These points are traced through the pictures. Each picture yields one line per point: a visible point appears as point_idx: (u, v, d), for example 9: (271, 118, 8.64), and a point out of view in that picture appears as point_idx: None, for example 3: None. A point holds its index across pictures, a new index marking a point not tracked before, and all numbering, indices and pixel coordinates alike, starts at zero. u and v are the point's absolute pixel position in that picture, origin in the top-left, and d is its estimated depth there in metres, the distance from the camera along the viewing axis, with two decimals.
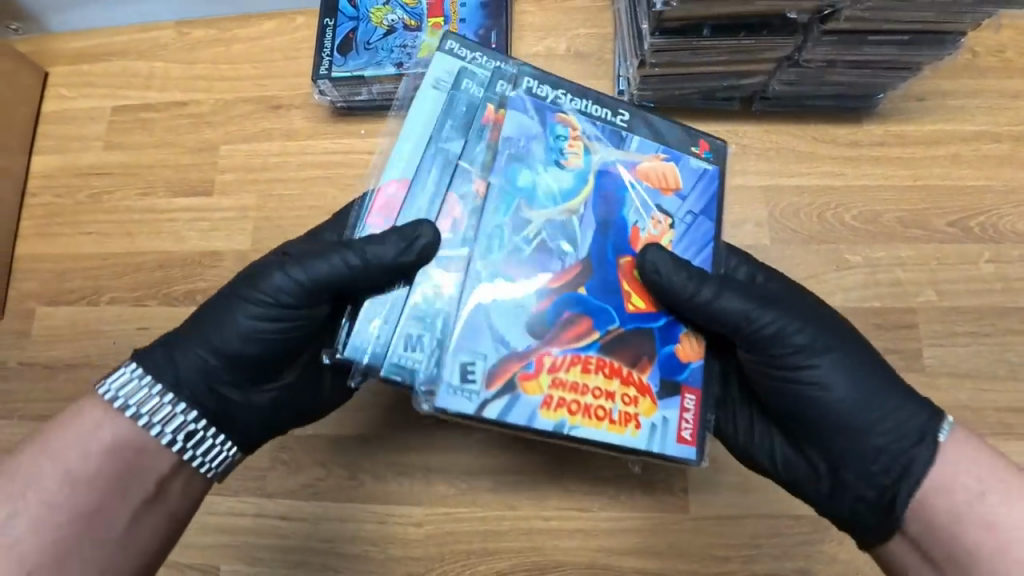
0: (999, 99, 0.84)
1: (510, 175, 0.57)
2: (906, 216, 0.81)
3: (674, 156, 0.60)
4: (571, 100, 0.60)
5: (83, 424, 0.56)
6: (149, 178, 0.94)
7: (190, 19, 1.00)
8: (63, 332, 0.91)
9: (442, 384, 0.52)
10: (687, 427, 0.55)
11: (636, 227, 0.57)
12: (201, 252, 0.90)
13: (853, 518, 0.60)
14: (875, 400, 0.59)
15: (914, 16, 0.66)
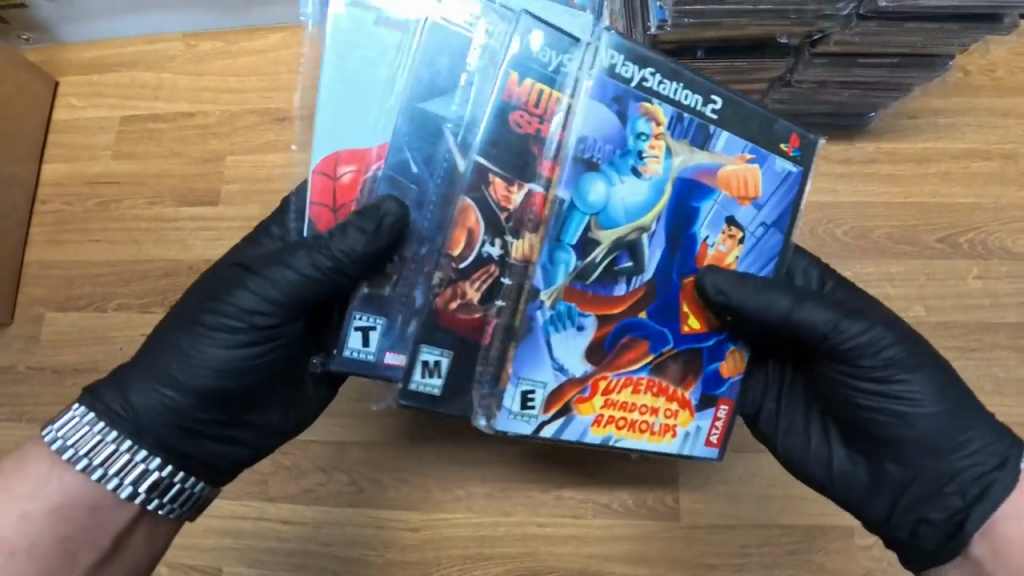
0: (989, 117, 0.86)
1: (581, 188, 0.51)
2: (896, 232, 0.82)
3: (760, 155, 0.54)
4: (660, 82, 0.52)
5: (30, 484, 0.54)
6: (156, 187, 0.96)
7: (197, 31, 1.02)
8: (71, 337, 0.93)
9: (503, 410, 0.53)
10: (717, 431, 0.57)
11: (704, 242, 0.54)
12: (206, 260, 0.92)
13: (910, 541, 0.59)
14: (960, 428, 0.58)
15: (901, 43, 0.68)
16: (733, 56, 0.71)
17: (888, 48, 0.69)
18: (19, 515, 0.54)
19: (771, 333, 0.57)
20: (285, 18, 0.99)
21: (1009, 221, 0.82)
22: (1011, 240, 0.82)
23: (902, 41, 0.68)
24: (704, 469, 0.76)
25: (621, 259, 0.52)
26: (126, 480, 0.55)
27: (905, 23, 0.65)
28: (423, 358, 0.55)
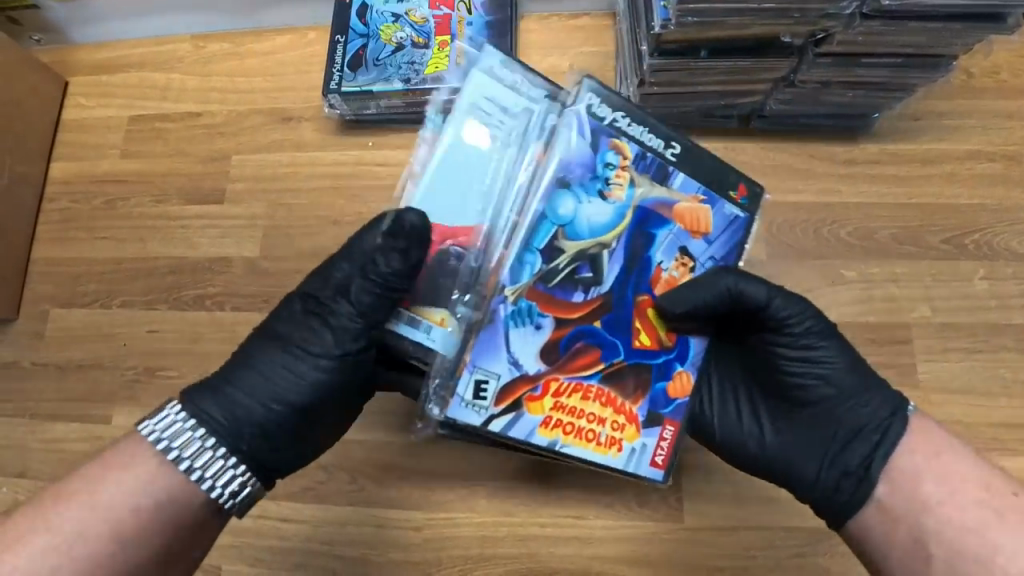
0: (994, 119, 0.86)
1: (554, 202, 0.59)
2: (901, 234, 0.82)
3: (711, 198, 0.61)
4: (627, 124, 0.62)
5: (137, 477, 0.56)
6: (163, 186, 0.97)
7: (206, 33, 1.04)
8: (76, 334, 0.93)
9: (455, 398, 0.58)
10: (662, 454, 0.59)
11: (659, 267, 0.60)
12: (212, 258, 0.92)
13: (831, 497, 0.61)
14: (861, 385, 0.63)
15: (904, 42, 0.68)
16: (738, 56, 0.71)
17: (892, 47, 0.69)
18: (125, 504, 0.55)
19: (720, 312, 0.61)
20: (292, 20, 1.00)
21: (1015, 223, 0.82)
22: (1017, 241, 0.81)
23: (905, 42, 0.68)
24: (707, 470, 0.76)
25: (581, 270, 0.59)
26: (212, 477, 0.58)
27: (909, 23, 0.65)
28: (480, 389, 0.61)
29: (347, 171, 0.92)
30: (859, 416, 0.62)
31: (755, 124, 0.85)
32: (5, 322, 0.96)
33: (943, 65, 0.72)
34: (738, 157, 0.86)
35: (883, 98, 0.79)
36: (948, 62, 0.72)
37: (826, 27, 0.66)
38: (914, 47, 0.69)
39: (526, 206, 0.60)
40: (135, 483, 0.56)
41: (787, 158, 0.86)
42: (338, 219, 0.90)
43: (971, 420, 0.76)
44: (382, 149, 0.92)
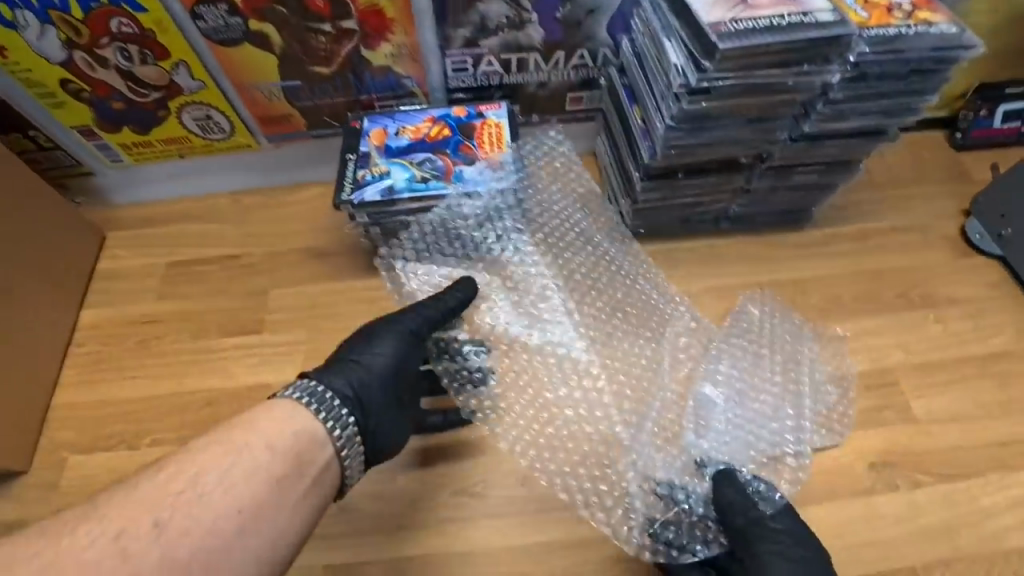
0: (903, 200, 1.08)
1: (391, 121, 0.95)
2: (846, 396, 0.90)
3: (398, 118, 0.96)
4: (357, 159, 0.92)
5: (276, 415, 0.66)
6: (202, 323, 1.03)
7: (243, 190, 1.16)
8: (104, 476, 0.92)
9: (472, 92, 0.99)
10: (492, 130, 0.94)
11: (432, 115, 0.96)
12: (251, 385, 0.97)
13: (831, 95, 0.79)
14: (787, 49, 0.72)
15: (626, 430, 0.89)
16: (711, 174, 0.91)
17: (665, 467, 0.86)
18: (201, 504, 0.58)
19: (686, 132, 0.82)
20: (322, 175, 1.15)
21: (946, 277, 1.00)
22: (954, 290, 0.98)
23: (580, 377, 0.93)
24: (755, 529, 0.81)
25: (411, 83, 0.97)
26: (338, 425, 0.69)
27: (640, 473, 0.85)
28: (455, 91, 0.99)
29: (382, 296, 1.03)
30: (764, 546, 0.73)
31: (724, 227, 1.06)
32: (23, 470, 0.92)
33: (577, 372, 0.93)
34: (714, 251, 1.05)
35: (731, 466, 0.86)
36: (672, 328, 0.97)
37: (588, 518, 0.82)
38: (643, 434, 0.89)
39: (402, 122, 0.95)
40: (271, 440, 0.64)
41: (750, 246, 1.05)
42: None
43: (967, 446, 0.86)
44: None
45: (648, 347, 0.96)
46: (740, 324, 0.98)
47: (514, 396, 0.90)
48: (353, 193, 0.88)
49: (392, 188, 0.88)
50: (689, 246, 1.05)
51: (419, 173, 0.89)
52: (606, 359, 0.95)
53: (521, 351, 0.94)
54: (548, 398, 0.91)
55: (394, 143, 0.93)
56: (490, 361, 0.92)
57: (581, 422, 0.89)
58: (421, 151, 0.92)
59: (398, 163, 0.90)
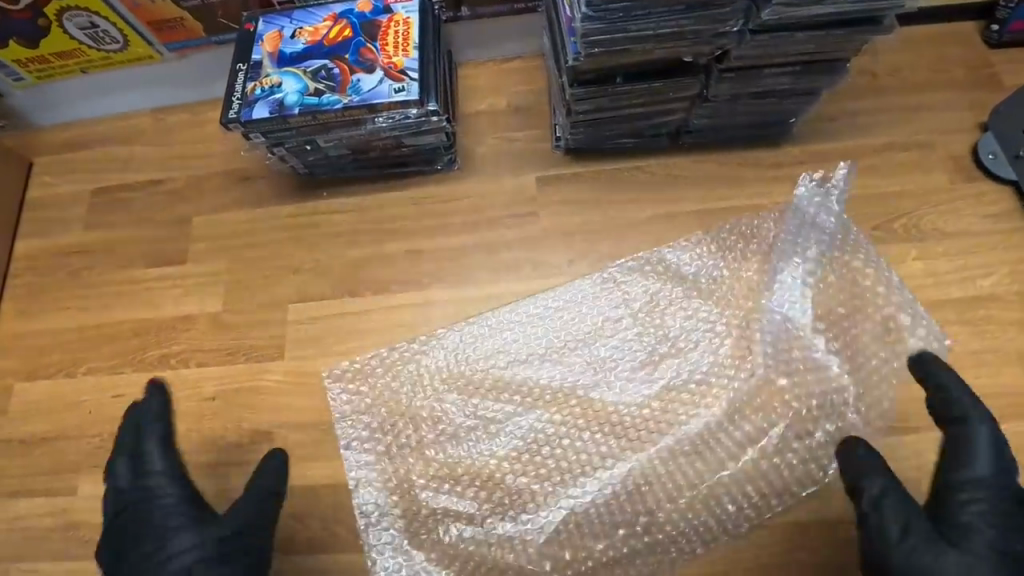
0: (902, 112, 0.92)
1: (287, 21, 0.84)
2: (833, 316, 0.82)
3: (295, 18, 0.84)
4: (248, 68, 0.81)
5: None
6: (127, 253, 0.99)
7: (164, 106, 1.07)
8: (40, 407, 0.91)
9: None
10: (397, 28, 0.81)
11: (332, 13, 0.83)
12: (175, 317, 0.93)
13: None
14: None
15: (621, 462, 0.81)
16: (654, 79, 0.77)
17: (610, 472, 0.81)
18: None
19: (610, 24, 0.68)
20: None
21: (940, 206, 0.86)
22: (944, 221, 0.85)
23: (477, 404, 0.84)
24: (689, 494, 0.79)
25: None
26: None
27: (672, 506, 0.78)
28: None
29: (303, 222, 0.96)
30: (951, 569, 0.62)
31: (683, 143, 0.92)
32: None
33: (449, 372, 0.86)
34: (671, 171, 0.92)
35: (743, 479, 0.78)
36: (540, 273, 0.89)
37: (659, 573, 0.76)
38: (641, 466, 0.80)
39: (299, 20, 0.83)
40: None
41: (715, 168, 0.91)
42: (298, 268, 0.93)
43: (926, 396, 0.77)
44: (337, 197, 0.97)
45: (519, 317, 0.87)
46: (693, 257, 0.87)
47: (439, 445, 0.83)
48: (241, 108, 0.79)
49: (283, 102, 0.79)
50: (641, 166, 0.92)
51: (313, 84, 0.79)
52: (482, 345, 0.86)
53: (420, 396, 0.86)
54: (482, 451, 0.83)
55: (289, 48, 0.82)
56: (422, 466, 0.83)
57: (539, 466, 0.81)
58: (317, 57, 0.80)
59: (291, 73, 0.80)
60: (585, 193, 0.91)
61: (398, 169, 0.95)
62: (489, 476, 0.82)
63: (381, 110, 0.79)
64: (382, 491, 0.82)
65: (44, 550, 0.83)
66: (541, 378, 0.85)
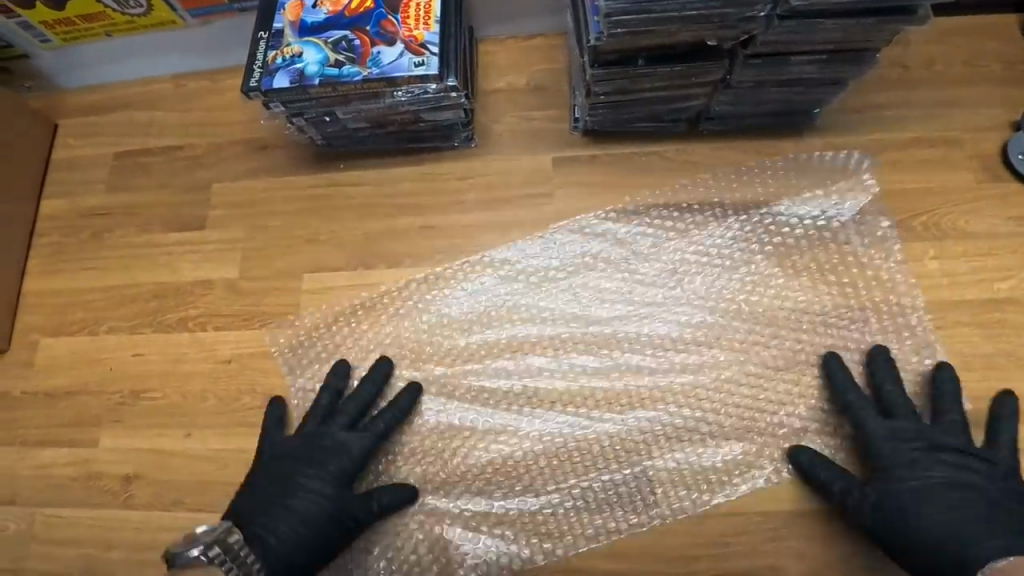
0: (931, 106, 0.90)
1: None
2: (828, 288, 0.84)
3: None
4: (270, 36, 0.81)
5: None
6: (148, 217, 1.01)
7: (185, 72, 1.08)
8: (64, 362, 0.94)
9: None
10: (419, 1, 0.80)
11: None
12: (193, 282, 0.95)
13: None
14: None
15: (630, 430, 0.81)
16: (678, 62, 0.76)
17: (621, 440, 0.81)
18: None
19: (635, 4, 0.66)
20: None
21: (963, 205, 0.85)
22: (964, 221, 0.84)
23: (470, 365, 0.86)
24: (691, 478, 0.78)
25: None
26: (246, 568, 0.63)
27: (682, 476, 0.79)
28: None
29: (319, 193, 0.97)
30: (946, 521, 0.66)
31: (702, 129, 0.91)
32: None
33: (441, 337, 0.88)
34: (688, 158, 0.91)
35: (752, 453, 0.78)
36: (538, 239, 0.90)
37: (656, 522, 0.77)
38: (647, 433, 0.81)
39: None
40: None
41: (735, 156, 0.90)
42: (312, 239, 0.94)
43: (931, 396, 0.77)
44: (354, 170, 0.97)
45: (520, 290, 0.89)
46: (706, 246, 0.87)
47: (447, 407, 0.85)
48: (262, 77, 0.79)
49: (303, 72, 0.79)
50: (658, 151, 0.91)
51: (334, 55, 0.79)
52: (487, 313, 0.88)
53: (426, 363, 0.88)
54: (473, 416, 0.84)
55: (311, 17, 0.81)
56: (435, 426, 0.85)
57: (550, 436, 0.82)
58: (338, 28, 0.80)
59: (315, 45, 0.80)
60: (600, 177, 0.91)
61: (416, 144, 0.95)
62: (483, 433, 0.83)
63: (401, 84, 0.79)
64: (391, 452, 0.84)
65: (68, 497, 0.87)
66: (531, 343, 0.86)
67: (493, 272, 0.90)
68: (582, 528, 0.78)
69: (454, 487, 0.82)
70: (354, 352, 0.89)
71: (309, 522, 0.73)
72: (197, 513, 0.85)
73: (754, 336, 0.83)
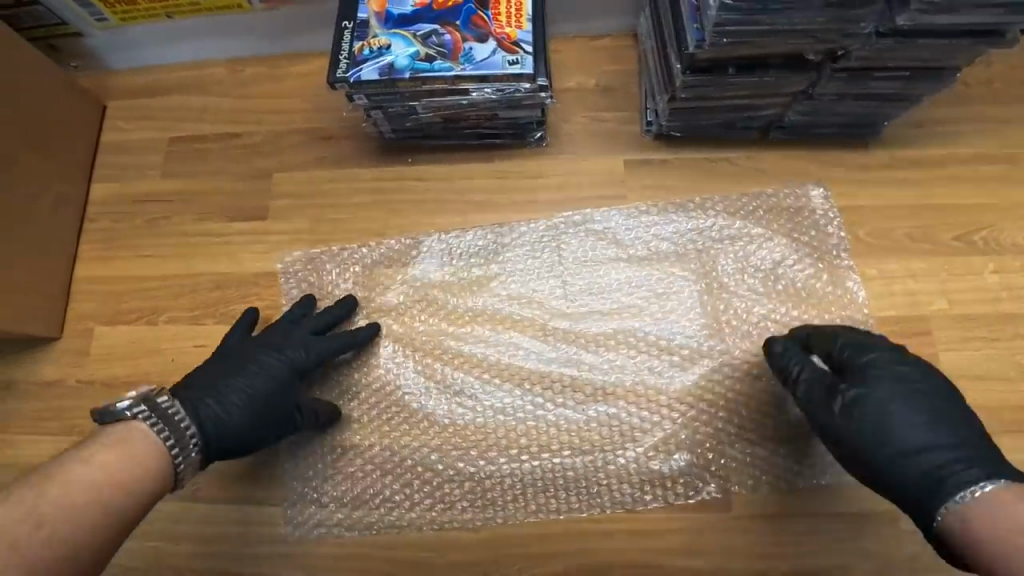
0: (991, 124, 0.93)
1: None
2: (849, 298, 0.84)
3: None
4: (356, 26, 0.80)
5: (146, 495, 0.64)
6: (206, 205, 0.98)
7: (242, 57, 1.05)
8: (121, 351, 0.92)
9: None
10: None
11: None
12: (256, 272, 0.94)
13: None
14: None
15: (664, 423, 0.81)
16: (768, 72, 0.77)
17: (660, 430, 0.81)
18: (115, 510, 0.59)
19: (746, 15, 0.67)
20: (327, 46, 1.03)
21: (1021, 220, 0.88)
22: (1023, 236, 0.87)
23: (492, 342, 0.87)
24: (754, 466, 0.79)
25: None
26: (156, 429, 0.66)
27: (726, 464, 0.79)
28: None
29: (386, 186, 0.96)
30: (926, 460, 0.63)
31: (772, 138, 0.92)
32: (48, 341, 0.93)
33: (479, 326, 0.88)
34: (758, 165, 0.92)
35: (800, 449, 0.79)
36: (569, 212, 0.91)
37: (653, 504, 0.79)
38: (688, 424, 0.81)
39: None
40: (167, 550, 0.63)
41: (803, 165, 0.92)
42: (379, 233, 0.93)
43: (992, 404, 0.80)
44: (422, 164, 0.96)
45: (560, 280, 0.89)
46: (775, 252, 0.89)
47: (477, 392, 0.86)
48: (349, 68, 0.78)
49: (392, 65, 0.78)
50: (728, 157, 0.93)
51: (423, 50, 0.78)
52: (525, 304, 0.88)
53: (462, 345, 0.88)
54: (485, 397, 0.85)
55: (398, 9, 0.80)
56: (470, 413, 0.85)
57: (586, 431, 0.82)
58: (427, 21, 0.79)
59: (402, 39, 0.79)
60: (672, 180, 0.92)
61: (487, 141, 0.94)
62: (496, 417, 0.84)
63: (492, 81, 0.78)
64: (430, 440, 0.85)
65: None
66: (560, 328, 0.86)
67: (557, 265, 0.89)
68: (597, 503, 0.80)
69: (456, 450, 0.84)
70: (385, 331, 0.89)
71: (255, 404, 0.76)
72: (267, 507, 0.84)
73: (798, 330, 0.84)
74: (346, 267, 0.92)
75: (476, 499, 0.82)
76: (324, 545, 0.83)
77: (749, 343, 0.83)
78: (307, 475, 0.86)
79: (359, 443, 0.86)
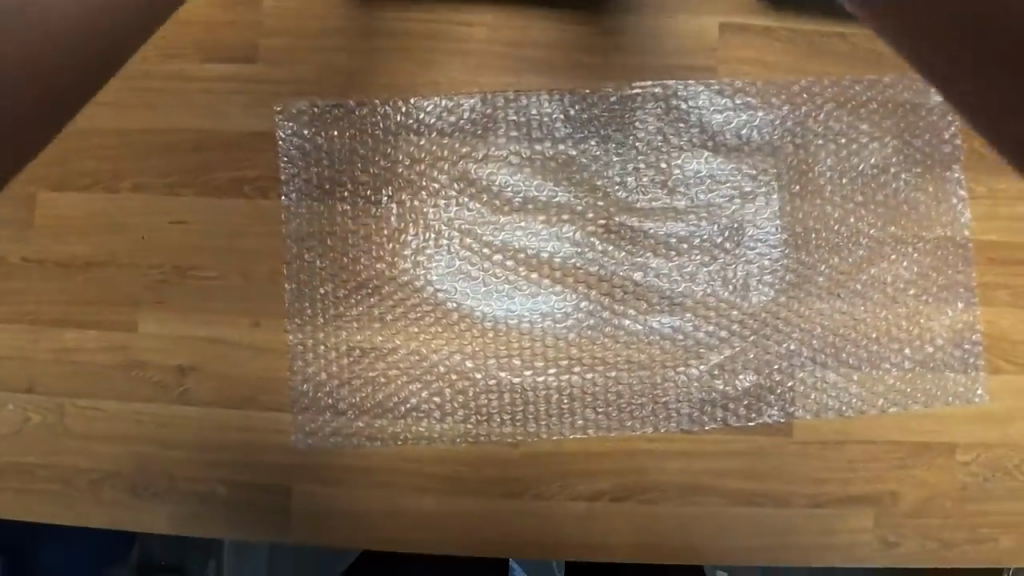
0: None
1: None
2: (951, 217, 0.75)
3: None
4: None
5: None
6: (171, 36, 0.74)
7: None
8: (75, 223, 0.73)
9: None
10: None
11: None
12: (245, 133, 0.74)
13: None
14: None
15: (734, 340, 0.73)
16: None
17: (724, 347, 0.73)
18: None
19: None
20: None
21: None
22: None
23: (543, 238, 0.73)
24: (825, 390, 0.73)
25: None
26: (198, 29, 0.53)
27: (795, 386, 0.73)
28: None
29: (415, 30, 0.74)
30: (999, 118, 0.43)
31: None
32: None
33: (524, 216, 0.73)
34: (876, 47, 0.76)
35: (872, 375, 0.73)
36: (651, 83, 0.74)
37: (712, 426, 0.72)
38: (759, 345, 0.73)
39: None
40: None
41: None
42: (405, 92, 0.74)
43: None
44: (461, 5, 0.74)
45: (626, 168, 0.74)
46: (879, 158, 0.75)
47: (519, 294, 0.73)
48: None
49: None
50: (842, 32, 0.76)
51: None
52: (582, 194, 0.74)
53: (502, 235, 0.73)
54: (529, 300, 0.73)
55: None
56: (513, 317, 0.73)
57: (645, 344, 0.73)
58: None
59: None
60: (774, 57, 0.75)
61: None
62: (542, 323, 0.73)
63: None
64: (463, 345, 0.73)
65: (106, 386, 0.72)
66: (625, 226, 0.73)
67: (625, 150, 0.74)
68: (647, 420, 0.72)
69: (496, 359, 0.73)
70: (418, 214, 0.73)
71: None
72: (273, 412, 0.72)
73: (889, 247, 0.74)
74: (364, 129, 0.74)
75: (516, 413, 0.73)
76: (339, 456, 0.72)
77: (836, 259, 0.74)
78: (319, 378, 0.73)
79: (382, 345, 0.73)
